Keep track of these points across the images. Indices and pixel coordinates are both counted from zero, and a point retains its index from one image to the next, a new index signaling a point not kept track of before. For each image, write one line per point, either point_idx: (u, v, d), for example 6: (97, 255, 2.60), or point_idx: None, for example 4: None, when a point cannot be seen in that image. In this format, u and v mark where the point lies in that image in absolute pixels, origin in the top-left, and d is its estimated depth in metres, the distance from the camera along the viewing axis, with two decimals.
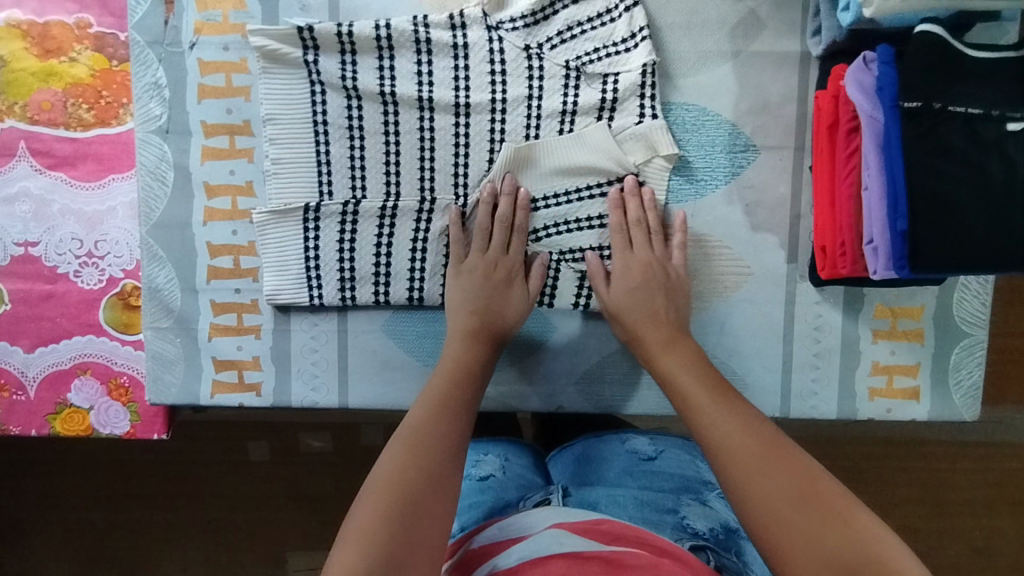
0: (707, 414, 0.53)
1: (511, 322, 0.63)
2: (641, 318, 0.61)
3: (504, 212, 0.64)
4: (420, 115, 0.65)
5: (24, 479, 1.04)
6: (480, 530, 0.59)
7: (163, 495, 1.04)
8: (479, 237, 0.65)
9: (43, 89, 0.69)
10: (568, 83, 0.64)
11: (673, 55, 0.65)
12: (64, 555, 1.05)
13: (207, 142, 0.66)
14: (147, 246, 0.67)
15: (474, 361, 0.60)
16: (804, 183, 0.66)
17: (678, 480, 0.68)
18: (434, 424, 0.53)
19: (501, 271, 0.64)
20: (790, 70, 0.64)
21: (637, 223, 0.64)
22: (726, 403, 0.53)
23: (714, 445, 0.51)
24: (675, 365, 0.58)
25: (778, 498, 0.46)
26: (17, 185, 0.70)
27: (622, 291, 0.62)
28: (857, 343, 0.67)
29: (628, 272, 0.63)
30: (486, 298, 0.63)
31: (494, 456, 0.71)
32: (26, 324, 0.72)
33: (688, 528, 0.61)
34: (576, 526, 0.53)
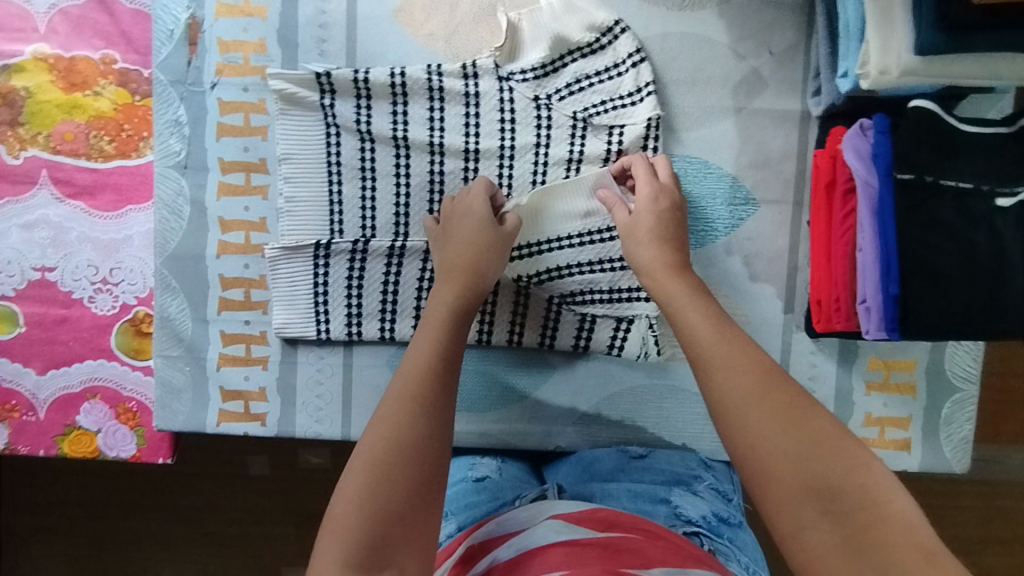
0: (714, 354, 0.46)
1: (479, 251, 0.59)
2: (650, 254, 0.56)
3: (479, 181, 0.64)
4: (431, 159, 0.67)
5: (26, 490, 1.06)
6: (476, 529, 0.58)
7: (163, 511, 1.05)
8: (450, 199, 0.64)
9: (66, 120, 0.72)
10: (575, 133, 0.66)
11: (678, 109, 0.67)
12: (63, 567, 1.07)
13: (224, 178, 0.68)
14: (161, 277, 0.69)
15: (462, 308, 0.56)
16: (802, 237, 0.68)
17: (670, 472, 0.66)
18: (424, 387, 0.50)
19: (463, 212, 0.62)
20: (791, 128, 0.66)
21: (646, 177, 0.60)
22: (735, 339, 0.47)
23: (716, 380, 0.45)
24: (688, 304, 0.51)
25: (783, 450, 0.40)
26: (38, 212, 0.73)
27: (643, 223, 0.57)
28: (851, 394, 0.69)
29: (642, 218, 0.58)
30: (454, 243, 0.60)
31: (489, 458, 0.69)
32: (39, 347, 0.74)
33: (681, 516, 0.61)
34: (571, 517, 0.54)
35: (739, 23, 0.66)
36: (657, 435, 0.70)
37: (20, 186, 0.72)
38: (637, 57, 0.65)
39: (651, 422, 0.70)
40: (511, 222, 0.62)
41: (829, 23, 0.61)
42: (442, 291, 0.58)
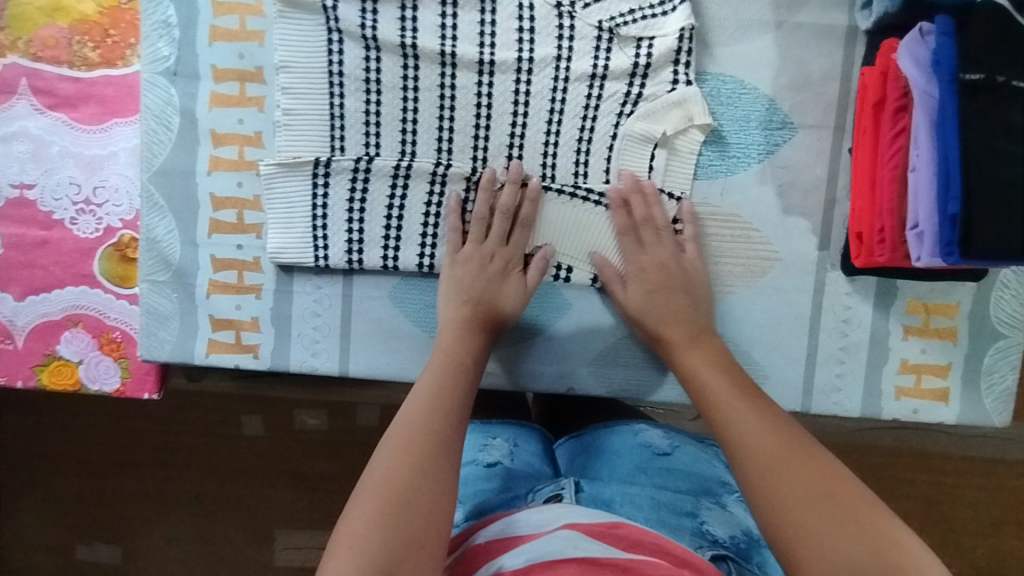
0: (719, 393, 0.53)
1: (504, 318, 0.61)
2: (660, 319, 0.60)
3: (507, 204, 0.61)
4: (442, 71, 0.61)
5: (9, 436, 1.02)
6: (486, 524, 0.56)
7: (149, 461, 1.01)
8: (479, 228, 0.62)
9: (48, 25, 0.67)
10: (599, 46, 0.61)
11: (713, 21, 0.61)
12: (44, 517, 1.03)
13: (216, 87, 0.62)
14: (148, 194, 0.64)
15: (473, 351, 0.57)
16: (842, 166, 0.62)
17: (695, 481, 0.64)
18: (437, 429, 0.50)
19: (499, 262, 0.61)
20: (834, 45, 0.61)
21: (643, 219, 0.62)
22: (732, 375, 0.55)
23: (737, 437, 0.49)
24: (699, 361, 0.57)
25: (793, 485, 0.44)
26: (17, 123, 0.68)
27: (648, 295, 0.60)
28: (887, 338, 0.64)
29: (646, 269, 0.61)
30: (482, 290, 0.60)
31: (502, 440, 0.68)
32: (17, 271, 0.69)
33: (708, 535, 0.57)
34: (590, 529, 0.49)
35: None
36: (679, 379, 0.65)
37: None
38: None
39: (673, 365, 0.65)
40: (536, 271, 0.62)
41: None
42: (438, 362, 0.56)
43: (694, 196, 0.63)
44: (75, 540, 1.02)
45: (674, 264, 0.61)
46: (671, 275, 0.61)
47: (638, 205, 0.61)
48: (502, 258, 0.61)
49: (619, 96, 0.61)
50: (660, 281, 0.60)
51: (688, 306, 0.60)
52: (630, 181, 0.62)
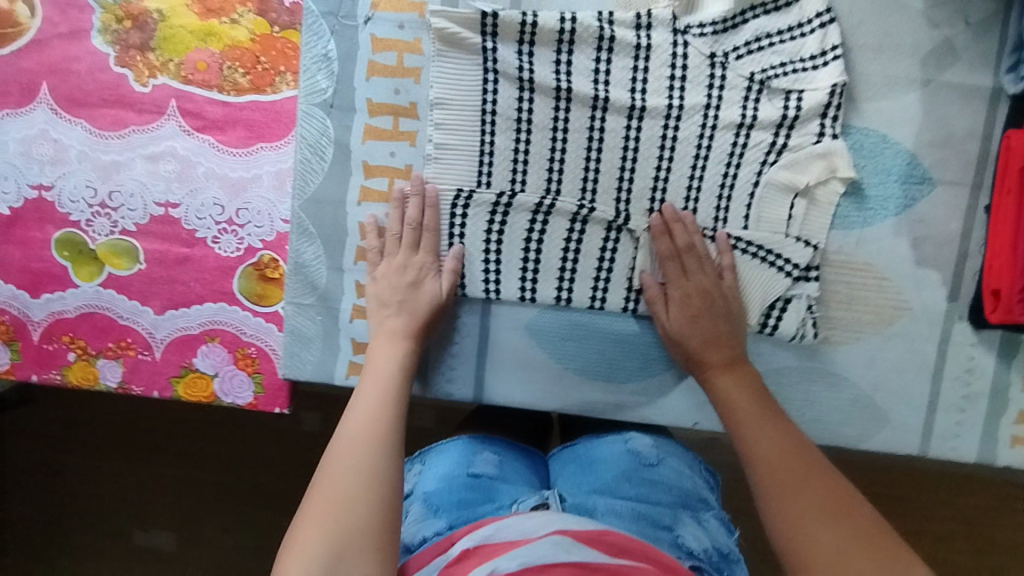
0: (757, 423, 0.57)
1: (426, 322, 0.63)
2: (700, 344, 0.62)
3: (412, 215, 0.64)
4: (592, 114, 0.63)
5: (93, 427, 1.04)
6: (470, 530, 0.57)
7: (223, 457, 1.03)
8: (393, 236, 0.64)
9: (200, 49, 0.68)
10: (749, 96, 0.62)
11: (861, 76, 0.62)
12: (115, 506, 1.04)
13: (370, 120, 0.64)
14: (299, 221, 0.66)
15: (400, 362, 0.60)
16: (976, 222, 0.64)
17: (676, 493, 0.68)
18: (372, 435, 0.54)
19: (413, 272, 0.63)
20: (979, 105, 0.62)
21: (686, 249, 0.63)
22: (763, 405, 0.58)
23: (762, 469, 0.54)
24: (729, 385, 0.60)
25: (814, 513, 0.50)
26: (164, 143, 0.69)
27: (682, 321, 0.62)
28: (1008, 390, 0.66)
29: (688, 297, 0.62)
30: (401, 300, 0.62)
31: (489, 455, 0.70)
32: (159, 285, 0.71)
33: (683, 547, 0.62)
34: (579, 533, 0.51)
35: None
36: (802, 419, 0.67)
37: (146, 115, 0.69)
38: (826, 17, 0.61)
39: (798, 407, 0.67)
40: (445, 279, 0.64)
41: None
42: (376, 368, 0.60)
43: (829, 245, 0.65)
44: (136, 525, 1.04)
45: (711, 291, 0.62)
46: (709, 308, 0.62)
47: (679, 234, 0.63)
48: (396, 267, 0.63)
49: (764, 146, 0.63)
50: (699, 311, 0.62)
51: (729, 332, 0.62)
52: (770, 228, 0.64)
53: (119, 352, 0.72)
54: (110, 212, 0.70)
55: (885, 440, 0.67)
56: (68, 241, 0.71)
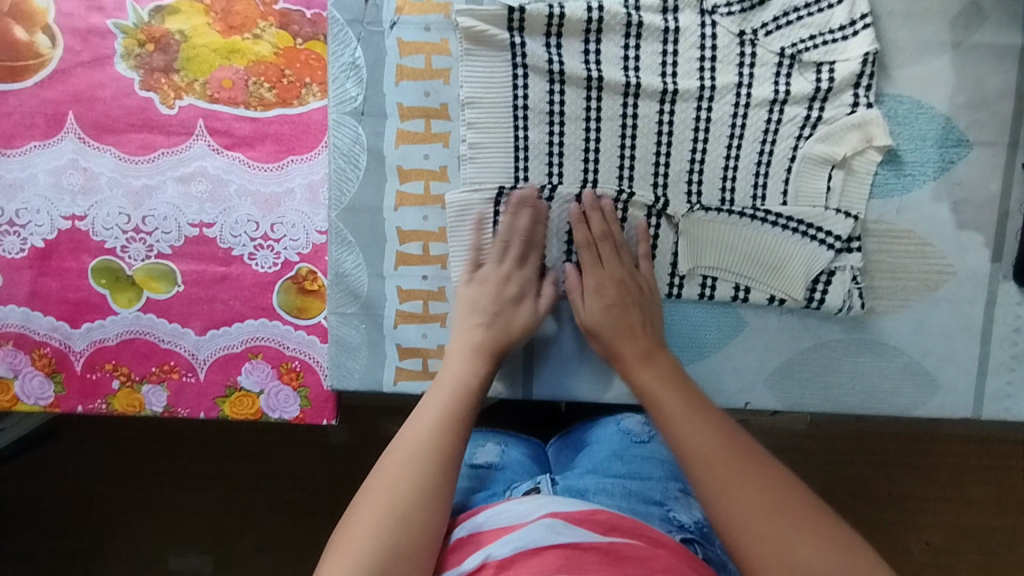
0: (677, 411, 0.56)
1: (515, 340, 0.63)
2: (616, 334, 0.62)
3: (525, 226, 0.63)
4: (624, 101, 0.63)
5: (125, 454, 1.03)
6: (464, 518, 0.60)
7: (257, 474, 1.02)
8: (498, 249, 0.64)
9: (224, 67, 0.68)
10: (780, 71, 0.62)
11: (892, 43, 0.62)
12: (150, 532, 1.03)
13: (403, 125, 0.64)
14: (337, 230, 0.66)
15: (480, 373, 0.60)
16: (1015, 181, 0.64)
17: (666, 467, 0.70)
18: (428, 449, 0.55)
19: (515, 288, 0.63)
20: (1010, 63, 0.62)
21: (602, 237, 0.64)
22: (684, 393, 0.57)
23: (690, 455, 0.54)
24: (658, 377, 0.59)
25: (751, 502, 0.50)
26: (194, 163, 0.69)
27: (600, 310, 0.63)
28: None
29: (604, 287, 0.63)
30: (495, 313, 0.62)
31: (490, 444, 0.73)
32: (198, 306, 0.71)
33: (675, 520, 0.63)
34: (572, 514, 0.53)
35: None
36: (853, 390, 0.67)
37: (174, 137, 0.69)
38: None
39: (849, 379, 0.67)
40: (549, 294, 0.64)
41: None
42: (438, 382, 0.60)
43: (870, 214, 0.65)
44: (172, 549, 1.03)
45: (621, 277, 0.63)
46: (631, 296, 0.63)
47: (595, 222, 0.64)
48: (510, 285, 0.63)
49: (799, 120, 0.63)
50: (615, 299, 0.62)
51: (642, 320, 0.62)
52: (809, 201, 0.64)
53: (163, 376, 0.72)
54: (145, 236, 0.70)
55: (938, 405, 0.67)
56: (105, 268, 0.71)
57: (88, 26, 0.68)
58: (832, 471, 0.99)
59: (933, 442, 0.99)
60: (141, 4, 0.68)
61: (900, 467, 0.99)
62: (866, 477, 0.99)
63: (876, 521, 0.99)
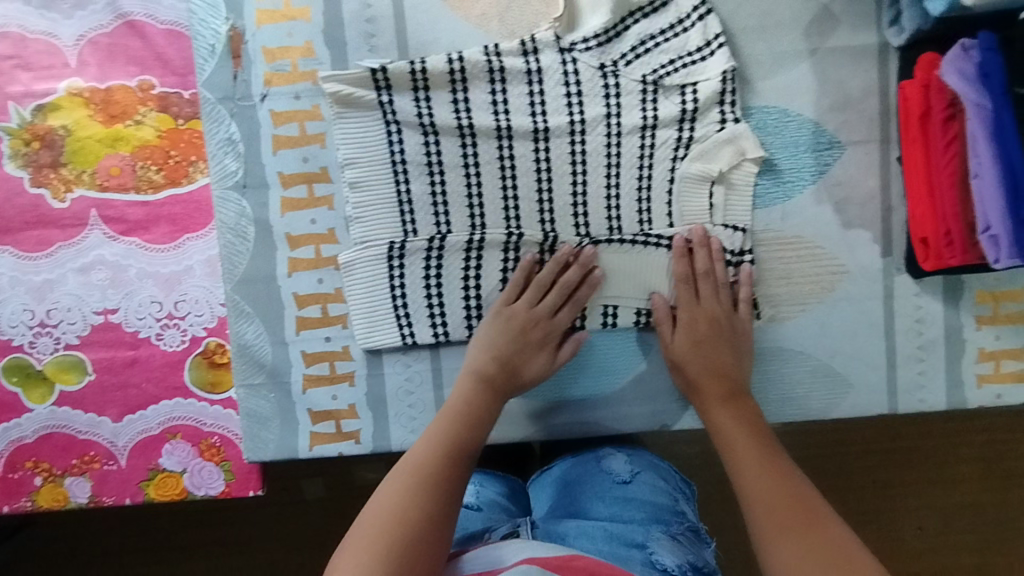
0: (739, 449, 0.58)
1: (524, 387, 0.63)
2: (700, 371, 0.62)
3: (548, 275, 0.63)
4: (500, 144, 0.64)
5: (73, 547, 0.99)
6: (443, 561, 0.57)
7: (217, 546, 0.98)
8: (536, 290, 0.63)
9: (110, 155, 0.69)
10: (646, 98, 0.63)
11: (750, 59, 0.63)
12: None
13: (286, 193, 0.65)
14: (235, 303, 0.66)
15: (486, 411, 0.60)
16: (893, 175, 0.64)
17: (648, 509, 0.67)
18: (437, 476, 0.54)
19: (540, 334, 0.63)
20: (869, 62, 0.63)
21: (704, 274, 0.64)
22: (761, 447, 0.57)
23: (752, 502, 0.54)
24: (729, 420, 0.60)
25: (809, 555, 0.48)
26: (92, 253, 0.70)
27: (688, 341, 0.63)
28: (961, 332, 0.66)
29: (696, 323, 0.63)
30: (512, 354, 0.62)
31: (467, 483, 0.71)
32: (112, 393, 0.71)
33: (656, 564, 0.61)
34: (549, 563, 0.50)
35: None
36: (766, 399, 0.67)
37: (70, 229, 0.70)
38: (702, 9, 0.62)
39: (762, 390, 0.67)
40: (551, 302, 0.63)
41: None
42: (484, 410, 0.60)
43: (756, 225, 0.65)
44: None
45: (720, 316, 0.63)
46: (728, 335, 0.63)
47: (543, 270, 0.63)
48: (534, 327, 0.63)
49: (671, 142, 0.64)
50: (705, 336, 0.63)
51: (730, 362, 0.63)
52: (693, 220, 0.64)
53: (84, 467, 0.71)
54: (51, 329, 0.70)
55: (853, 404, 0.67)
56: (16, 365, 0.71)
57: None
58: (810, 469, 0.95)
59: (914, 426, 0.93)
60: (22, 104, 0.68)
61: (881, 456, 0.94)
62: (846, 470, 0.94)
63: (863, 513, 0.95)
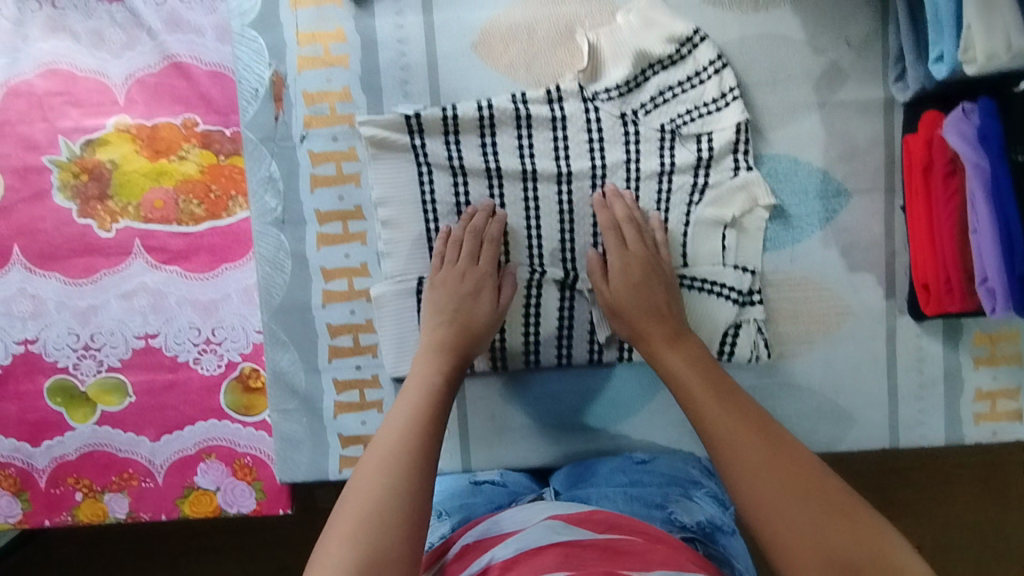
0: (701, 402, 0.57)
1: (475, 339, 0.64)
2: (639, 313, 0.63)
3: (477, 225, 0.66)
4: (525, 186, 0.68)
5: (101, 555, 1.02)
6: (470, 528, 0.61)
7: None
8: (452, 249, 0.66)
9: (155, 188, 0.72)
10: (664, 146, 0.67)
11: (763, 110, 0.67)
12: None
13: (322, 229, 0.69)
14: (271, 332, 0.70)
15: (447, 379, 0.61)
16: (897, 222, 0.68)
17: (668, 476, 0.69)
18: (409, 449, 0.54)
19: (472, 283, 0.65)
20: (875, 116, 0.67)
21: (626, 220, 0.66)
22: (709, 376, 0.59)
23: (720, 454, 0.54)
24: (681, 363, 0.60)
25: (786, 501, 0.49)
26: (135, 280, 0.74)
27: (625, 288, 0.64)
28: (959, 371, 0.70)
29: (628, 268, 0.65)
30: (455, 310, 0.64)
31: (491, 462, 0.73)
32: (151, 414, 0.75)
33: (676, 522, 0.65)
34: (571, 518, 0.55)
35: (815, 17, 0.66)
36: None
37: (114, 257, 0.73)
38: (719, 63, 0.66)
39: None
40: (489, 253, 0.66)
41: (911, 9, 0.61)
42: (429, 369, 0.61)
43: (765, 267, 0.69)
44: None
45: (651, 260, 0.65)
46: (654, 268, 0.65)
47: (478, 224, 0.66)
48: (472, 282, 0.65)
49: (687, 187, 0.68)
50: (640, 277, 0.64)
51: (667, 299, 0.64)
52: (707, 260, 0.68)
53: (123, 484, 0.75)
54: (95, 352, 0.74)
55: (856, 438, 0.70)
56: (60, 386, 0.75)
57: (25, 164, 0.72)
58: None
59: None
60: (72, 138, 0.72)
61: None
62: (878, 504, 0.89)
63: None
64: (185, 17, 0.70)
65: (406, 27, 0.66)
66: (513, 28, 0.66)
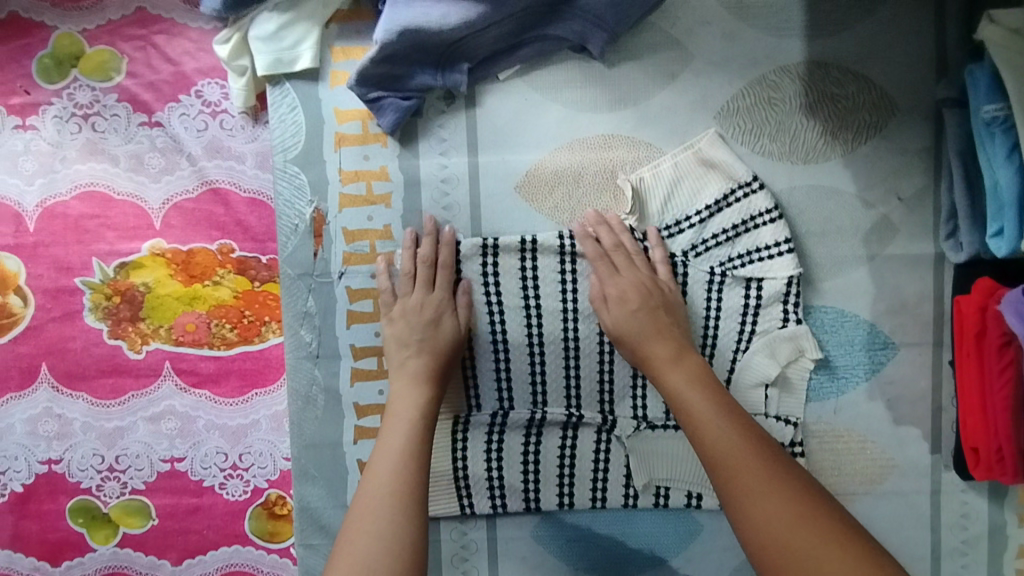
0: (702, 413, 0.54)
1: (450, 356, 0.63)
2: (649, 331, 0.61)
3: (426, 253, 0.64)
4: (565, 324, 0.66)
5: None
6: None
7: None
8: (406, 278, 0.64)
9: (187, 312, 0.71)
10: (711, 288, 0.65)
11: (811, 260, 0.66)
12: None
13: (356, 364, 0.68)
14: (301, 466, 0.69)
15: (423, 405, 0.59)
16: (944, 377, 0.67)
17: None
18: (398, 480, 0.54)
19: (431, 310, 0.63)
20: (924, 270, 0.66)
21: (614, 248, 0.64)
22: (720, 402, 0.55)
23: (713, 463, 0.51)
24: (683, 382, 0.57)
25: (778, 512, 0.47)
26: (163, 403, 0.72)
27: (625, 314, 0.61)
28: (1005, 528, 0.68)
29: (625, 294, 0.62)
30: (420, 339, 0.62)
31: None
32: (173, 537, 0.73)
33: None
34: None
35: (866, 172, 0.65)
36: None
37: (143, 379, 0.72)
38: (774, 213, 0.64)
39: None
40: (439, 278, 0.64)
41: (966, 172, 0.62)
42: (405, 398, 0.60)
43: (807, 417, 0.67)
44: None
45: (650, 282, 0.63)
46: (657, 298, 0.62)
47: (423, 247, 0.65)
48: (430, 310, 0.63)
49: (732, 335, 0.65)
50: (641, 285, 0.62)
51: (671, 324, 0.61)
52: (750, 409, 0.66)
53: None
54: (119, 474, 0.73)
55: None
56: (82, 507, 0.73)
57: (57, 285, 0.71)
58: None
59: None
60: (106, 261, 0.71)
61: None
62: None
63: None
64: (226, 144, 0.70)
65: (450, 166, 0.66)
66: (559, 170, 0.66)
